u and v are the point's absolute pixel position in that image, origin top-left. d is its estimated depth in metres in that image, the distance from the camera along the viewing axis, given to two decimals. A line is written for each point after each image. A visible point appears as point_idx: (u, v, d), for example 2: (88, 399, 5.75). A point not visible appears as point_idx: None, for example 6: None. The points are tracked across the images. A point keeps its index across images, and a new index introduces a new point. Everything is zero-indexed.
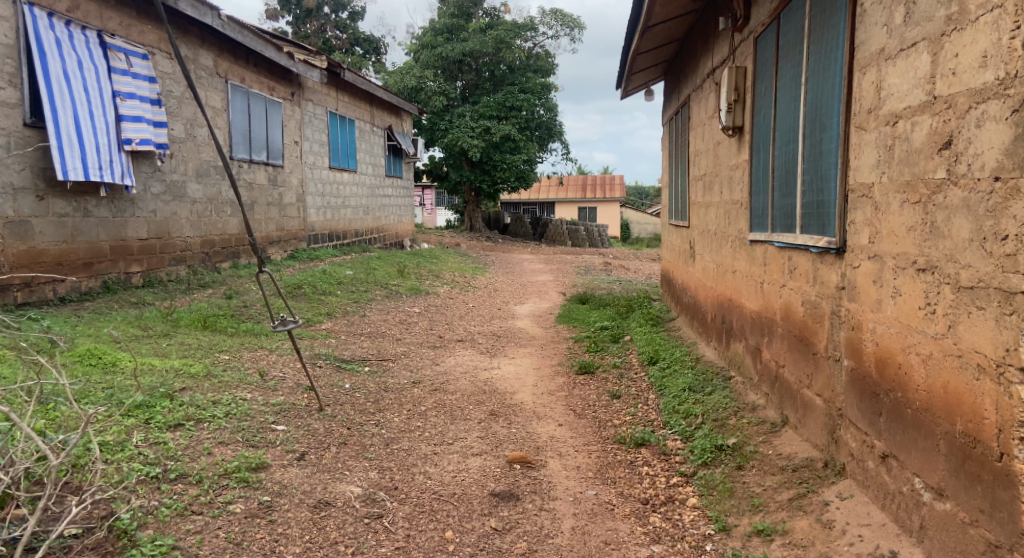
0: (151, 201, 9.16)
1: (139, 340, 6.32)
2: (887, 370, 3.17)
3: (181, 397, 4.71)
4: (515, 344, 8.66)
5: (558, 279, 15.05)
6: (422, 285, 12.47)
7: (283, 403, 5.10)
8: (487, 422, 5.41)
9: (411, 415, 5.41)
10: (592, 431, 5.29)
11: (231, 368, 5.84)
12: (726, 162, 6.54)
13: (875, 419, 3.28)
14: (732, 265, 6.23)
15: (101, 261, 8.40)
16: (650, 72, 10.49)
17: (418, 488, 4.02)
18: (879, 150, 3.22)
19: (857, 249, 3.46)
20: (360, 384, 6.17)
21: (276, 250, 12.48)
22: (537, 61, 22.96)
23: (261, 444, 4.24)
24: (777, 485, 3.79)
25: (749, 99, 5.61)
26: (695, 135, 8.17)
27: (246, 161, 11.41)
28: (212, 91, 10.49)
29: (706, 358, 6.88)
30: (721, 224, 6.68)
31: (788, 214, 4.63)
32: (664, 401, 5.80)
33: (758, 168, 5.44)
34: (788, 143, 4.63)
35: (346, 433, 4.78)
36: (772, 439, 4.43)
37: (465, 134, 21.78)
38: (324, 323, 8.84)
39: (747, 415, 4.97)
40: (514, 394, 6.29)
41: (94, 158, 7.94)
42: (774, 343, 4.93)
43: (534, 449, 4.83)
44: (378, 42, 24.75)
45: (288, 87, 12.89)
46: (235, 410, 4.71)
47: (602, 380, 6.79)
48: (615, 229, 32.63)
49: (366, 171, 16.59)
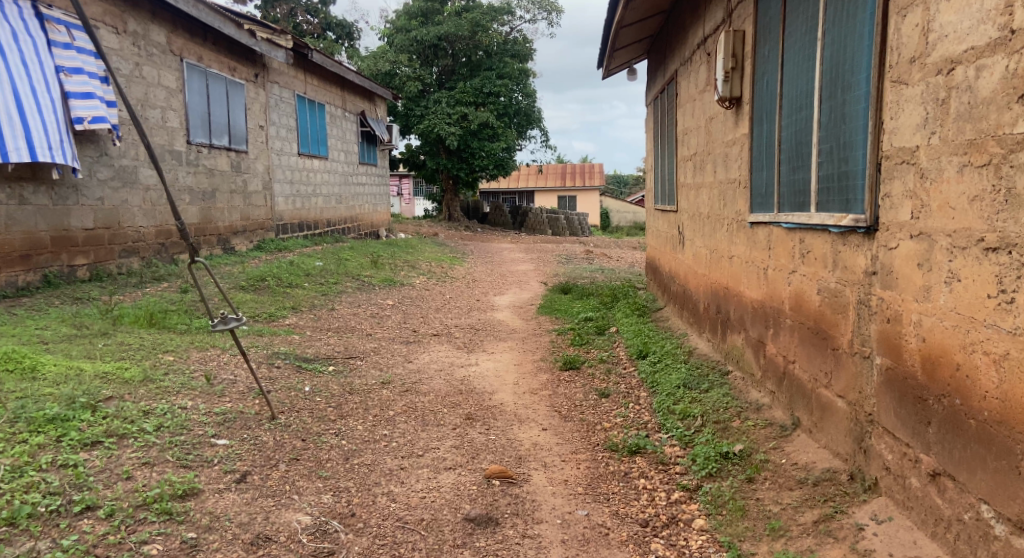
0: (98, 188, 8.44)
1: (71, 343, 5.69)
2: (940, 373, 2.68)
3: (106, 409, 4.14)
4: (494, 338, 8.09)
5: (539, 268, 14.45)
6: (396, 276, 11.84)
7: (227, 412, 4.49)
8: (462, 427, 4.84)
9: (376, 423, 4.80)
10: (580, 436, 4.73)
11: (174, 372, 5.22)
12: (720, 138, 5.97)
13: (921, 429, 2.78)
14: (729, 251, 5.68)
15: (40, 254, 7.71)
16: (634, 48, 9.93)
17: (379, 514, 3.43)
18: (927, 105, 2.72)
19: (894, 227, 2.92)
20: (322, 386, 5.56)
21: (241, 241, 11.80)
22: (514, 46, 22.06)
23: (195, 464, 3.66)
24: (798, 504, 3.25)
25: (751, 64, 5.02)
26: (683, 112, 7.61)
27: (206, 146, 10.69)
28: (166, 70, 9.72)
29: (700, 350, 6.34)
30: (716, 206, 6.12)
31: (800, 191, 4.07)
32: (657, 400, 5.25)
33: (760, 142, 4.87)
34: (799, 110, 4.08)
35: (300, 447, 4.17)
36: (784, 446, 3.89)
37: (441, 121, 21.16)
38: (288, 318, 8.20)
39: (752, 416, 4.42)
40: (493, 395, 5.72)
41: (42, 136, 7.20)
42: (782, 336, 4.39)
43: (515, 460, 4.26)
44: (351, 27, 23.99)
45: (251, 68, 12.13)
46: (170, 422, 4.12)
47: (587, 378, 6.22)
48: (596, 218, 32.07)
49: (338, 158, 15.86)
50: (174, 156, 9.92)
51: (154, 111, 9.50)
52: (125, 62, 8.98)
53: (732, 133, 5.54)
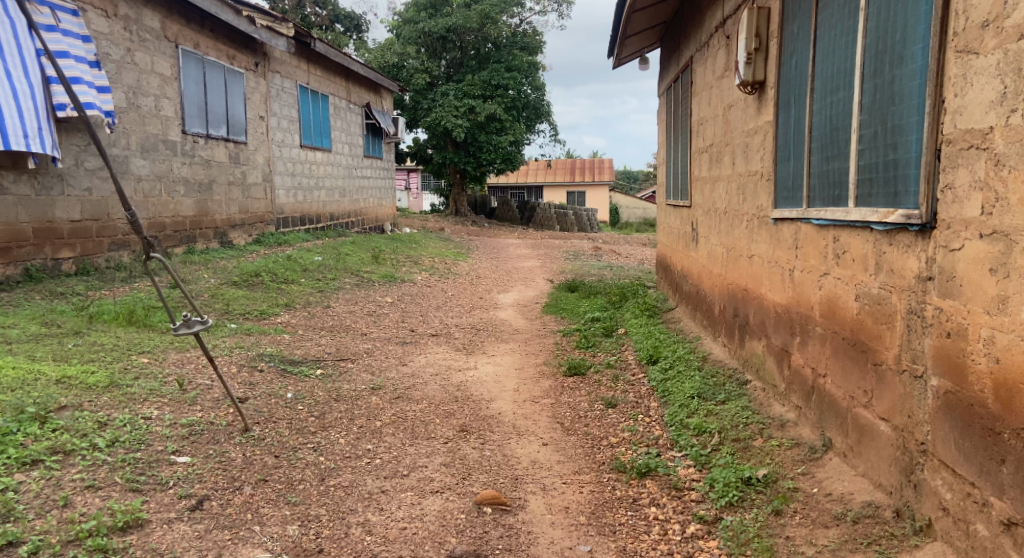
0: (85, 178, 7.98)
1: (38, 343, 5.29)
2: (1020, 403, 2.31)
3: (56, 421, 3.76)
4: (496, 339, 7.64)
5: (545, 265, 13.99)
6: (397, 272, 11.42)
7: (194, 423, 4.07)
8: (454, 442, 4.39)
9: (361, 436, 4.36)
10: (583, 453, 4.28)
11: (144, 376, 4.81)
12: (739, 127, 5.50)
13: (992, 467, 2.41)
14: (749, 250, 5.21)
15: (21, 246, 7.33)
16: (648, 35, 9.46)
17: (350, 550, 3.06)
18: (1005, 77, 2.37)
19: (958, 224, 2.54)
20: (307, 392, 5.13)
21: (239, 234, 11.40)
22: (523, 38, 21.55)
23: (147, 487, 3.26)
24: (836, 547, 2.83)
25: (777, 45, 4.55)
26: (699, 101, 7.13)
27: (202, 136, 10.27)
28: (160, 56, 9.28)
29: (715, 357, 5.88)
30: (734, 201, 5.67)
31: (835, 183, 3.61)
32: (669, 412, 4.78)
33: (787, 131, 4.41)
34: (834, 91, 3.62)
35: (271, 465, 3.75)
36: (815, 472, 3.45)
37: (448, 113, 20.66)
38: (280, 316, 7.78)
39: (777, 435, 3.96)
40: (490, 403, 5.27)
41: (17, 124, 6.67)
42: (810, 346, 3.93)
43: (510, 482, 3.81)
44: (359, 18, 23.56)
45: (251, 56, 11.69)
46: (126, 435, 3.73)
47: (594, 385, 5.75)
48: (605, 214, 31.48)
49: (342, 151, 15.39)
50: (169, 146, 9.50)
51: (148, 98, 9.08)
52: (115, 47, 8.54)
53: (754, 121, 5.08)
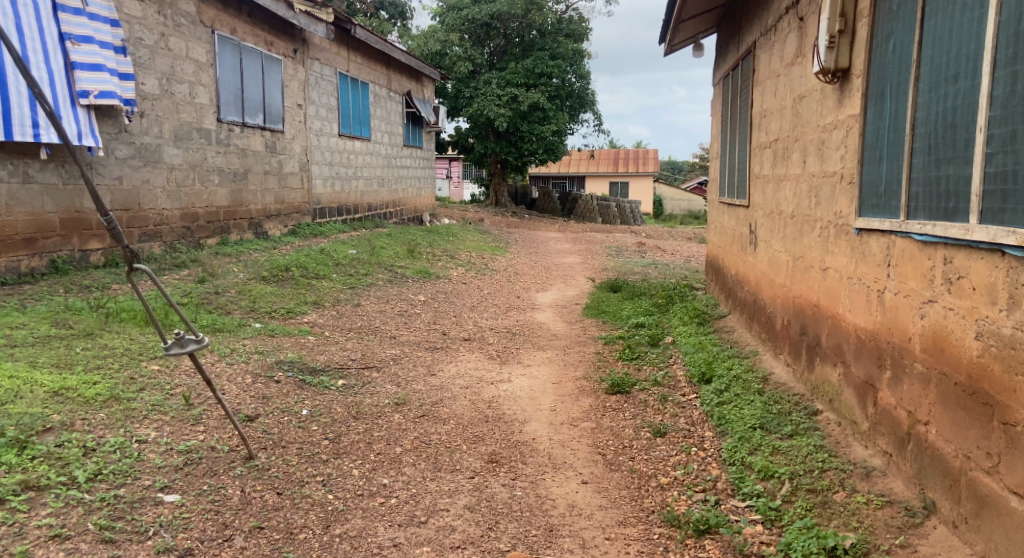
0: (115, 166, 7.81)
1: (43, 347, 4.90)
2: None
3: (37, 447, 3.34)
4: (533, 346, 7.09)
5: (587, 261, 13.39)
6: (433, 267, 10.94)
7: (192, 449, 3.61)
8: (482, 476, 3.86)
9: (377, 466, 3.86)
10: (626, 496, 3.71)
11: (150, 387, 4.37)
12: (813, 120, 4.84)
13: None
14: (823, 262, 4.57)
15: (47, 237, 6.92)
16: (704, 19, 8.80)
17: None
18: None
19: None
20: (323, 409, 4.64)
21: (274, 225, 11.02)
22: (569, 25, 20.85)
23: (121, 538, 2.92)
24: None
25: (868, 26, 3.87)
26: (763, 91, 6.46)
27: (238, 124, 9.89)
28: (196, 42, 8.91)
29: (777, 377, 5.24)
30: (803, 204, 5.03)
31: (948, 193, 2.97)
32: (727, 446, 4.18)
33: (877, 128, 3.77)
34: (946, 80, 3.01)
35: (271, 505, 3.32)
36: (917, 545, 2.86)
37: (490, 102, 20.11)
38: (307, 315, 7.34)
39: (861, 487, 3.35)
40: (525, 425, 4.73)
41: (25, 112, 6.31)
42: (904, 386, 3.31)
43: (544, 536, 3.30)
44: (404, 5, 23.08)
45: (290, 43, 11.26)
46: (113, 466, 3.32)
47: (640, 406, 5.16)
48: (648, 205, 30.63)
49: (381, 140, 14.94)
50: (203, 134, 9.13)
51: (182, 85, 8.71)
52: (149, 31, 8.16)
53: (833, 115, 4.41)
